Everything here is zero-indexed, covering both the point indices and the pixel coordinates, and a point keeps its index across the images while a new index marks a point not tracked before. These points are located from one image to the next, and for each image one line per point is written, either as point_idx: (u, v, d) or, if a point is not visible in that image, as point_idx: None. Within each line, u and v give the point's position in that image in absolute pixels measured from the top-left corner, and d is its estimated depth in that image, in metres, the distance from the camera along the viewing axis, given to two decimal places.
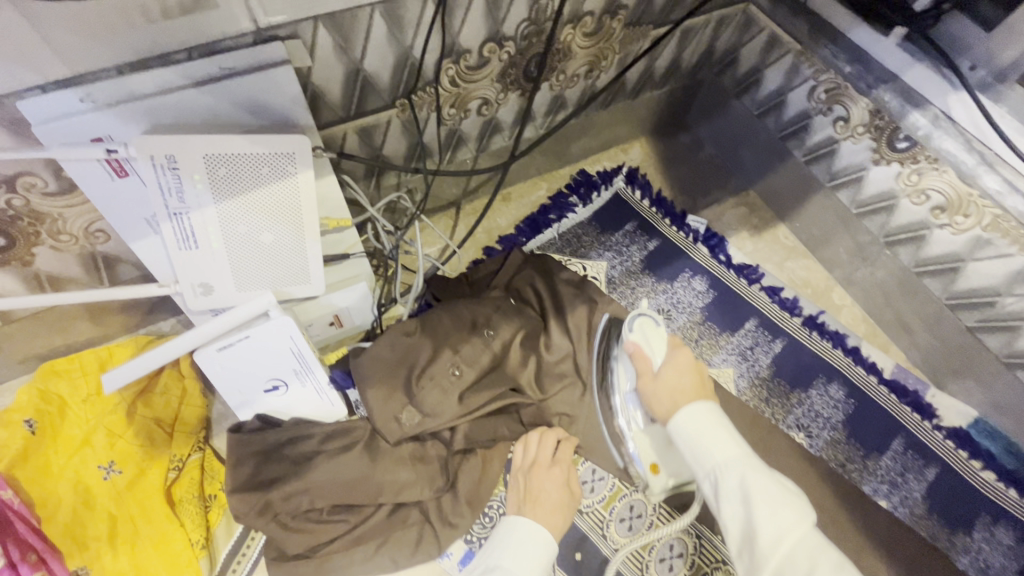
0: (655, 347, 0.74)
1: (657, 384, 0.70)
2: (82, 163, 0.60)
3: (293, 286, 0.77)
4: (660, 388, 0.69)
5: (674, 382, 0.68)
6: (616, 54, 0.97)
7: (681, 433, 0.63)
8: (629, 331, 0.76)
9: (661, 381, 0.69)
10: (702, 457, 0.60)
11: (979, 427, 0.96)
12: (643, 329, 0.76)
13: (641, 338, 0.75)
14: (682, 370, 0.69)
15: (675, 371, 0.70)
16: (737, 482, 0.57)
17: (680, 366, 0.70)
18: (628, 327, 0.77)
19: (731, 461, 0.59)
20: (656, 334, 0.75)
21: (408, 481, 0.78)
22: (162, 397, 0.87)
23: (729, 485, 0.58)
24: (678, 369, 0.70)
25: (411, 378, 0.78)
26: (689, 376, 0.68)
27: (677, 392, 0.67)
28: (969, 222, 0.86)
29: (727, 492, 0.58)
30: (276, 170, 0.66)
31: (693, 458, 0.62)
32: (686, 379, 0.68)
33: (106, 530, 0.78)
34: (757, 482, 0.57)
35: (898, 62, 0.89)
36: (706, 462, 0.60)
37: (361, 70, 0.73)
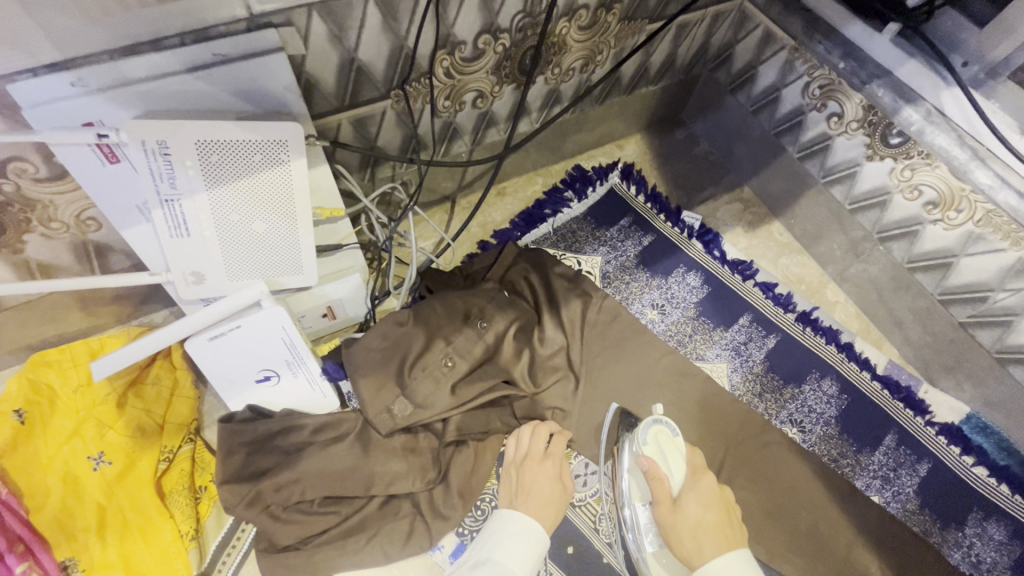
0: (672, 463, 0.74)
1: (679, 519, 0.69)
2: (73, 148, 0.60)
3: (286, 276, 0.77)
4: (685, 524, 0.69)
5: (698, 518, 0.69)
6: (610, 49, 0.97)
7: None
8: (647, 444, 0.76)
9: (684, 516, 0.69)
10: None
11: (972, 423, 0.96)
12: (659, 440, 0.76)
13: (658, 454, 0.75)
14: (704, 505, 0.71)
15: (697, 504, 0.71)
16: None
17: (703, 500, 0.71)
18: (644, 439, 0.76)
19: None
20: (672, 448, 0.75)
21: (399, 473, 0.78)
22: (154, 388, 0.87)
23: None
24: (700, 502, 0.71)
25: (403, 370, 0.78)
26: (711, 513, 0.70)
27: (702, 531, 0.68)
28: (961, 217, 0.86)
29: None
30: (267, 158, 0.66)
31: None
32: (709, 517, 0.69)
33: (95, 521, 0.78)
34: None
35: (891, 58, 0.88)
36: None
37: (355, 60, 0.73)
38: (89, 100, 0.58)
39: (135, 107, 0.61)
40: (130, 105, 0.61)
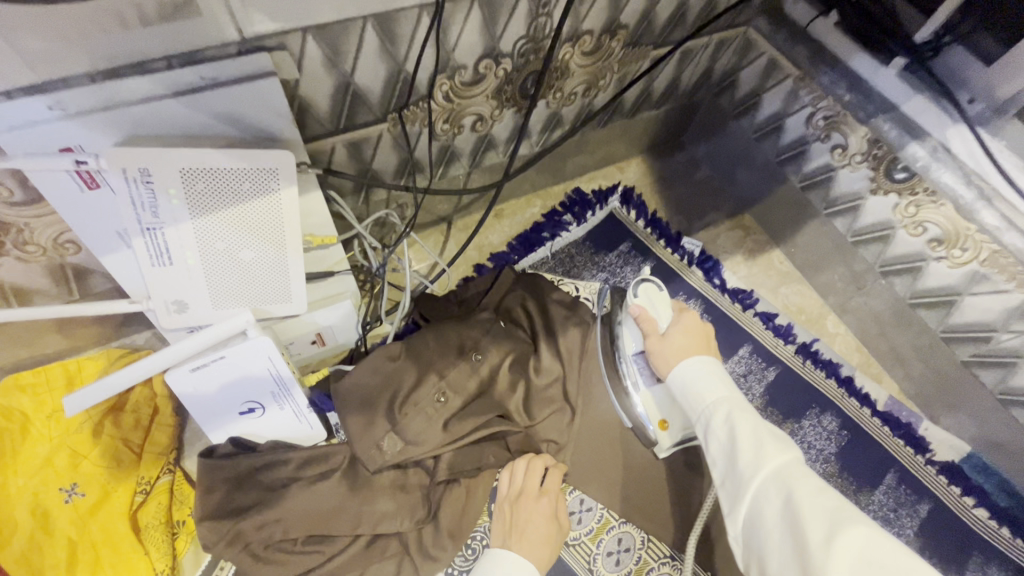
0: (661, 310, 0.74)
1: (663, 342, 0.69)
2: (49, 173, 0.57)
3: (273, 304, 0.74)
4: (665, 346, 0.69)
5: (679, 341, 0.68)
6: (614, 74, 0.95)
7: (678, 380, 0.63)
8: (635, 296, 0.76)
9: (665, 340, 0.69)
10: (694, 400, 0.61)
11: (974, 462, 0.95)
12: (649, 295, 0.76)
13: (647, 304, 0.76)
14: (687, 331, 0.69)
15: (681, 332, 0.69)
16: (724, 417, 0.57)
17: (687, 327, 0.69)
18: (633, 292, 0.77)
19: (719, 401, 0.59)
20: (660, 300, 0.75)
21: (387, 512, 0.75)
22: (132, 415, 0.83)
23: (717, 422, 0.58)
24: (684, 331, 0.69)
25: (393, 405, 0.75)
26: (692, 335, 0.68)
27: (680, 349, 0.67)
28: (966, 256, 0.84)
29: (716, 428, 0.57)
30: (257, 186, 0.63)
31: (686, 403, 0.62)
32: (689, 340, 0.68)
33: (65, 558, 0.74)
34: (745, 420, 0.56)
35: (897, 92, 0.87)
36: (696, 405, 0.60)
37: (352, 83, 0.71)
38: (67, 124, 0.55)
39: (117, 133, 0.58)
40: (111, 130, 0.58)
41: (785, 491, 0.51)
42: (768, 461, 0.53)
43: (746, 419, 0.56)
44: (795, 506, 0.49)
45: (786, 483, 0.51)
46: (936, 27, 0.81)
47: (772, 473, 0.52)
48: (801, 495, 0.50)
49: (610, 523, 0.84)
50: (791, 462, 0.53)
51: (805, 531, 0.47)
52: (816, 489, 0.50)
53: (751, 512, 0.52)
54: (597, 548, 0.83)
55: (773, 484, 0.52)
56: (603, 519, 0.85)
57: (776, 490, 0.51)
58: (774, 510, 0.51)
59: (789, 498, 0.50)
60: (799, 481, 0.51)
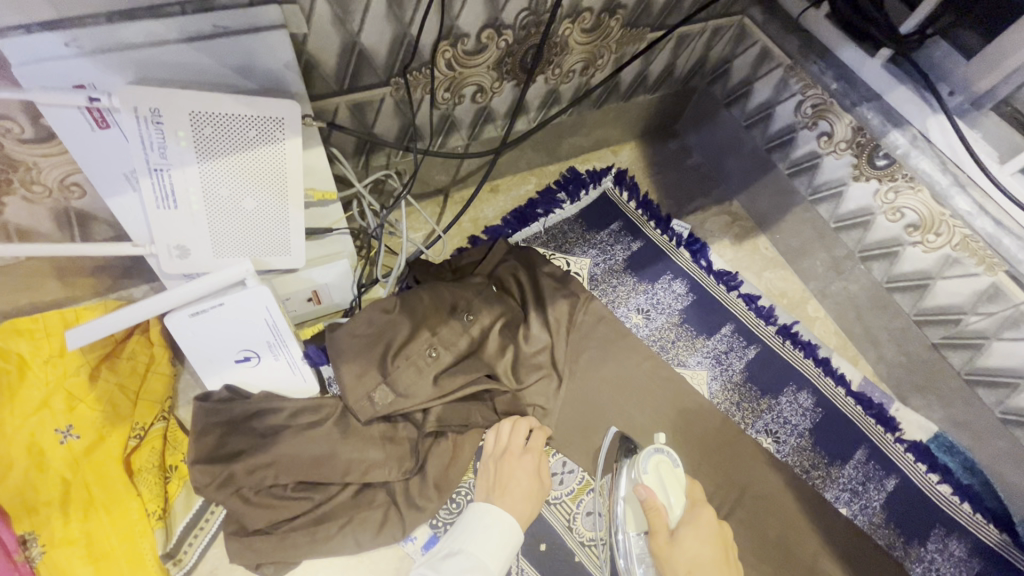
0: (672, 496, 0.74)
1: (676, 549, 0.69)
2: (62, 110, 0.58)
3: (272, 257, 0.76)
4: (680, 554, 0.69)
5: (695, 551, 0.69)
6: (612, 54, 0.99)
7: None
8: (647, 472, 0.75)
9: (683, 548, 0.69)
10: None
11: (939, 442, 0.98)
12: (659, 471, 0.76)
13: (657, 485, 0.75)
14: (701, 537, 0.71)
15: (695, 536, 0.71)
16: None
17: (701, 533, 0.71)
18: (645, 468, 0.76)
19: None
20: (672, 479, 0.75)
21: (376, 461, 0.77)
22: (129, 363, 0.84)
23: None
24: (698, 536, 0.71)
25: (386, 356, 0.77)
26: (710, 548, 0.70)
27: (701, 568, 0.67)
28: (940, 240, 0.88)
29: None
30: (263, 135, 0.65)
31: None
32: (705, 551, 0.69)
33: (58, 496, 0.76)
34: None
35: (882, 83, 0.91)
36: None
37: (358, 43, 0.73)
38: (83, 62, 0.57)
39: (129, 74, 0.60)
40: (123, 70, 0.59)
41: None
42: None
43: None
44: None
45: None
46: (921, 18, 0.85)
47: None
48: None
49: (591, 485, 0.87)
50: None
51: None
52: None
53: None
54: (576, 507, 0.86)
55: None
56: (584, 481, 0.87)
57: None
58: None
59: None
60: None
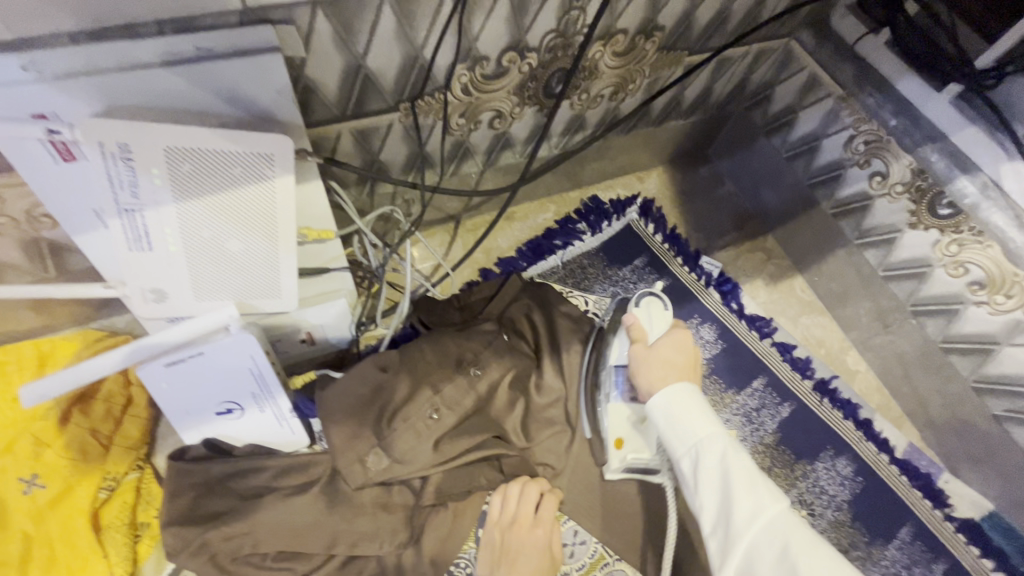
0: (656, 324, 0.69)
1: (650, 357, 0.64)
2: (19, 142, 0.51)
3: (259, 300, 0.68)
4: (653, 360, 0.64)
5: (670, 357, 0.63)
6: (644, 78, 0.89)
7: (664, 412, 0.59)
8: (636, 305, 0.71)
9: (655, 353, 0.64)
10: (682, 431, 0.58)
11: (994, 522, 0.89)
12: (651, 308, 0.71)
13: (645, 315, 0.70)
14: (679, 349, 0.64)
15: (673, 346, 0.65)
16: (718, 460, 0.55)
17: (680, 345, 0.65)
18: (634, 302, 0.72)
19: (715, 440, 0.56)
20: (660, 314, 0.70)
21: (367, 533, 0.69)
22: (104, 404, 0.77)
23: (709, 462, 0.55)
24: (677, 346, 0.65)
25: (382, 417, 0.69)
26: (684, 353, 0.64)
27: (669, 367, 0.62)
28: (1011, 303, 0.79)
29: (708, 471, 0.55)
30: (249, 171, 0.57)
31: (672, 435, 0.58)
32: (682, 357, 0.63)
33: (16, 555, 0.69)
34: (739, 463, 0.54)
35: (948, 121, 0.81)
36: (686, 440, 0.57)
37: (363, 66, 0.65)
38: (42, 88, 0.49)
39: (97, 102, 0.52)
40: (91, 98, 0.52)
41: (784, 539, 0.50)
42: (762, 498, 0.52)
43: (741, 463, 0.54)
44: (793, 557, 0.49)
45: (783, 537, 0.51)
46: (1002, 52, 0.74)
47: (763, 526, 0.51)
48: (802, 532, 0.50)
49: (605, 560, 0.79)
50: (785, 510, 0.53)
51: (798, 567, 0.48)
52: (811, 538, 0.50)
53: (747, 561, 0.51)
54: None
55: (762, 493, 0.52)
56: (597, 554, 0.79)
57: (772, 544, 0.51)
58: (770, 561, 0.50)
59: (787, 550, 0.50)
60: (796, 532, 0.51)
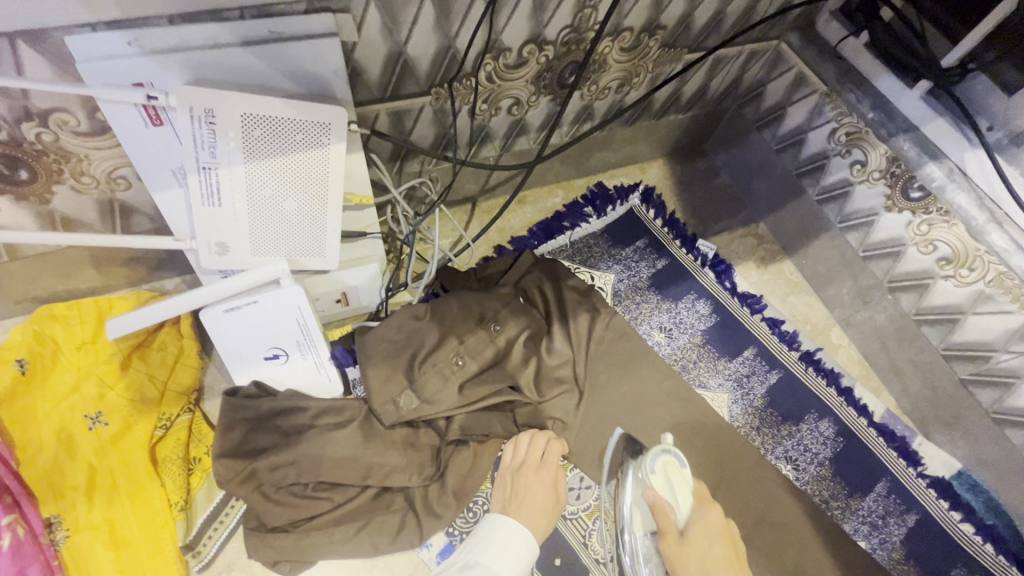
0: (679, 494, 0.74)
1: (688, 550, 0.71)
2: (120, 106, 0.60)
3: (307, 258, 0.77)
4: (692, 557, 0.70)
5: (704, 550, 0.71)
6: (647, 73, 0.99)
7: None
8: (654, 475, 0.74)
9: (693, 549, 0.71)
10: None
11: (962, 479, 0.97)
12: (667, 471, 0.75)
13: (664, 484, 0.74)
14: (707, 533, 0.72)
15: (703, 535, 0.72)
16: None
17: (709, 531, 0.73)
18: (652, 469, 0.74)
19: None
20: (679, 478, 0.75)
21: (398, 466, 0.78)
22: (159, 354, 0.86)
23: None
24: (706, 534, 0.72)
25: (413, 363, 0.78)
26: (716, 544, 0.72)
27: (708, 562, 0.70)
28: (973, 276, 0.88)
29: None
30: (309, 138, 0.66)
31: None
32: (715, 548, 0.71)
33: (84, 481, 0.77)
34: None
35: (920, 114, 0.91)
36: None
37: (403, 53, 0.74)
38: (142, 61, 0.59)
39: (184, 74, 0.61)
40: (180, 71, 0.61)
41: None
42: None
43: None
44: None
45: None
46: (974, 43, 0.82)
47: None
48: None
49: None
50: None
51: None
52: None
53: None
54: (592, 523, 0.86)
55: None
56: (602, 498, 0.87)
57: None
58: None
59: None
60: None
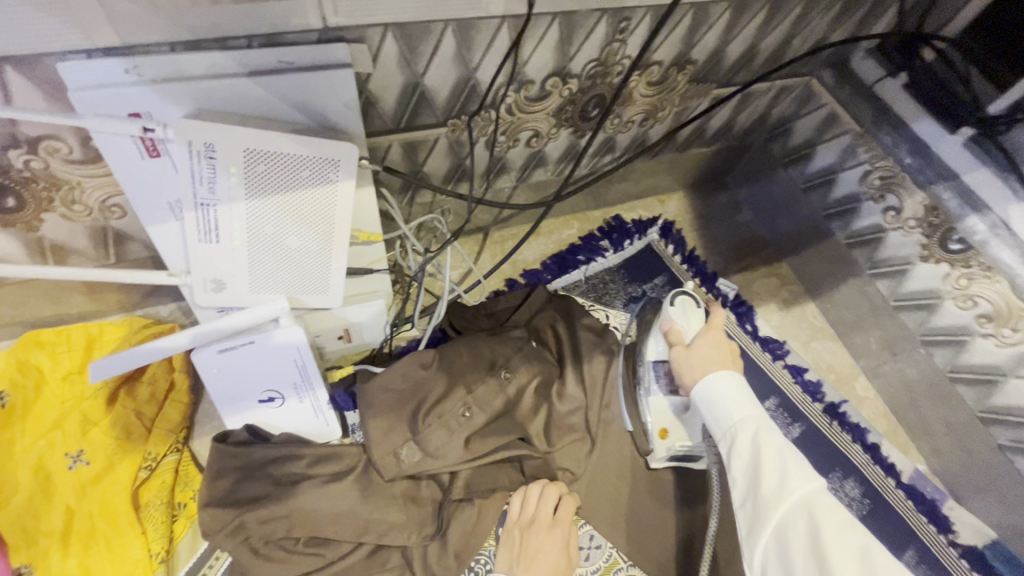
0: (691, 324, 0.77)
1: (689, 353, 0.71)
2: (114, 137, 0.56)
3: (308, 296, 0.72)
4: (692, 357, 0.71)
5: (706, 353, 0.70)
6: (673, 106, 0.95)
7: (704, 399, 0.66)
8: (670, 306, 0.79)
9: (694, 352, 0.71)
10: (721, 415, 0.64)
11: (996, 550, 0.91)
12: (684, 307, 0.79)
13: (680, 314, 0.79)
14: (715, 344, 0.71)
15: (709, 344, 0.71)
16: (750, 438, 0.60)
17: (715, 341, 0.72)
18: (668, 303, 0.80)
19: (747, 422, 0.61)
20: (695, 314, 0.79)
21: (396, 523, 0.72)
22: (148, 388, 0.81)
23: (743, 441, 0.60)
24: (713, 343, 0.71)
25: (417, 413, 0.74)
26: (721, 351, 0.70)
27: (708, 361, 0.69)
28: (1017, 336, 0.83)
29: (743, 447, 0.60)
30: (316, 175, 0.62)
31: (712, 419, 0.65)
32: (719, 353, 0.70)
33: (60, 527, 0.72)
34: (770, 444, 0.58)
35: (961, 162, 0.86)
36: (724, 422, 0.63)
37: (420, 84, 0.70)
38: (141, 91, 0.54)
39: (185, 105, 0.57)
40: (181, 101, 0.56)
41: (810, 513, 0.53)
42: (788, 476, 0.56)
43: (772, 442, 0.59)
44: (818, 533, 0.52)
45: (810, 505, 0.54)
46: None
47: (795, 497, 0.55)
48: (829, 520, 0.52)
49: (618, 565, 0.81)
50: (814, 490, 0.55)
51: (822, 538, 0.51)
52: (839, 516, 0.53)
53: (775, 529, 0.55)
54: None
55: (791, 485, 0.55)
56: (612, 559, 0.82)
57: (802, 510, 0.54)
58: (797, 536, 0.53)
59: (813, 526, 0.52)
60: (823, 506, 0.54)
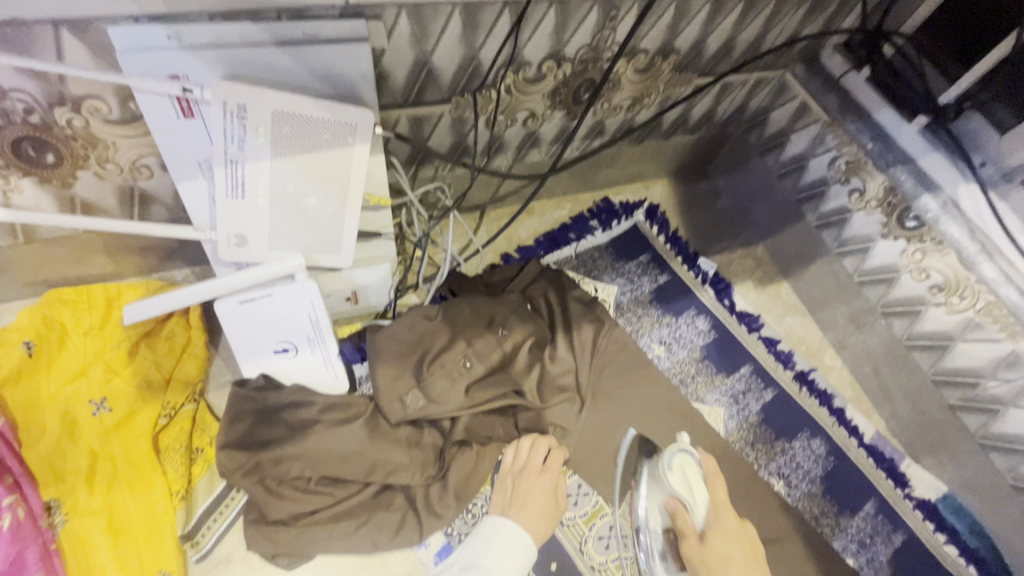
0: (695, 491, 0.74)
1: (708, 553, 0.67)
2: (154, 97, 0.62)
3: (322, 254, 0.79)
4: (713, 558, 0.67)
5: (724, 551, 0.68)
6: (659, 94, 1.03)
7: None
8: (671, 472, 0.74)
9: (711, 552, 0.68)
10: None
11: (948, 502, 1.00)
12: (683, 469, 0.75)
13: (682, 485, 0.74)
14: (729, 538, 0.69)
15: (723, 537, 0.69)
16: None
17: (728, 534, 0.70)
18: (669, 464, 0.75)
19: None
20: (695, 476, 0.75)
21: (401, 464, 0.79)
22: (166, 343, 0.87)
23: None
24: (727, 538, 0.69)
25: (422, 362, 0.80)
26: (737, 548, 0.68)
27: (729, 563, 0.66)
28: (964, 303, 0.91)
29: None
30: (334, 138, 0.68)
31: None
32: (737, 552, 0.68)
33: (85, 466, 0.77)
34: None
35: (917, 148, 0.94)
36: None
37: (429, 62, 0.77)
38: (181, 55, 0.60)
39: (220, 69, 0.63)
40: (216, 66, 0.62)
41: None
42: None
43: None
44: None
45: None
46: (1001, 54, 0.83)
47: None
48: None
49: (604, 510, 0.88)
50: None
51: None
52: None
53: None
54: (589, 530, 0.87)
55: None
56: (598, 505, 0.88)
57: None
58: None
59: None
60: None
